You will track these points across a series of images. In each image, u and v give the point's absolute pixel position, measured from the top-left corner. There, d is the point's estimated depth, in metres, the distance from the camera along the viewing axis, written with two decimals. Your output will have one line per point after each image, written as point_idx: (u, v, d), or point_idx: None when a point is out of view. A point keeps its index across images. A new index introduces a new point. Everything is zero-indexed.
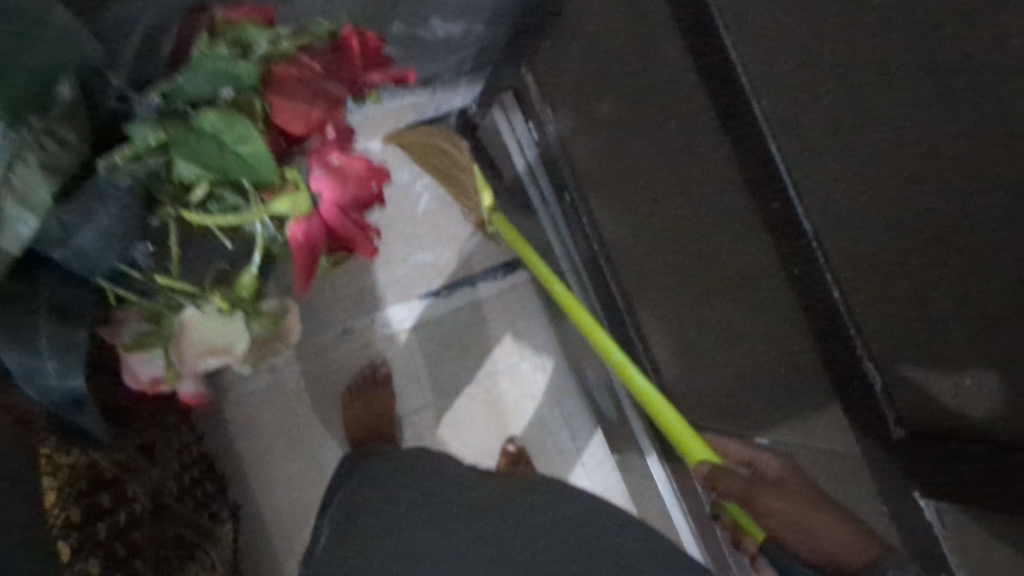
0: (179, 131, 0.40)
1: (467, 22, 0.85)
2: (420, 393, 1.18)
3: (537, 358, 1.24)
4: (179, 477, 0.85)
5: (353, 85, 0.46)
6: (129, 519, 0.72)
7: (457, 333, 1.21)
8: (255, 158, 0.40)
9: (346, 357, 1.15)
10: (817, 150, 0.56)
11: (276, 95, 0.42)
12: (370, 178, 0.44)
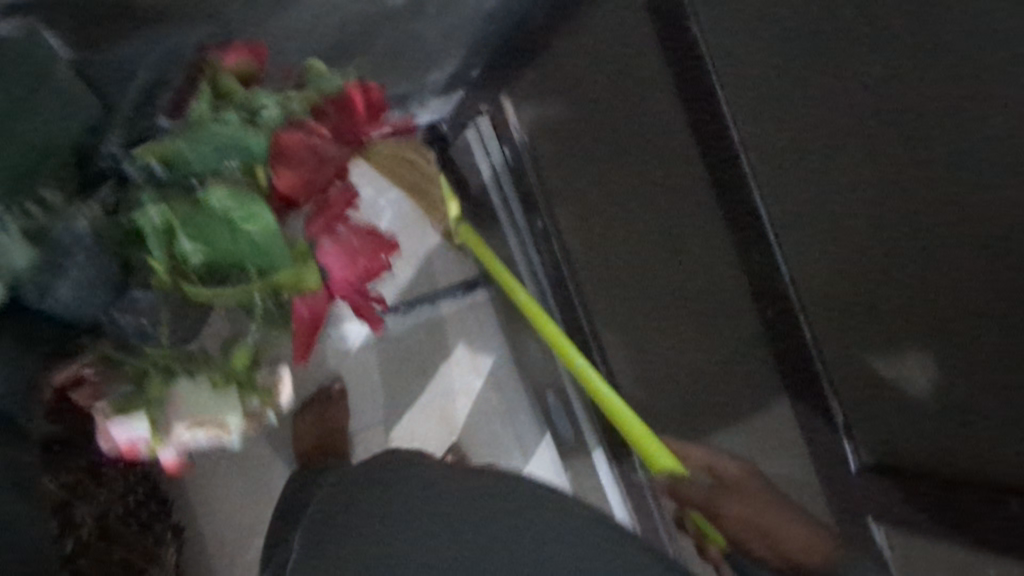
0: (185, 208, 0.41)
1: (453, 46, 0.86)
2: (374, 409, 1.17)
3: (491, 375, 1.26)
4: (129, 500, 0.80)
5: (353, 142, 0.47)
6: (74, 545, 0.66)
7: (413, 349, 1.21)
8: (269, 242, 0.42)
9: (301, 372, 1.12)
10: (796, 208, 0.62)
11: (281, 166, 0.43)
12: (379, 249, 0.47)
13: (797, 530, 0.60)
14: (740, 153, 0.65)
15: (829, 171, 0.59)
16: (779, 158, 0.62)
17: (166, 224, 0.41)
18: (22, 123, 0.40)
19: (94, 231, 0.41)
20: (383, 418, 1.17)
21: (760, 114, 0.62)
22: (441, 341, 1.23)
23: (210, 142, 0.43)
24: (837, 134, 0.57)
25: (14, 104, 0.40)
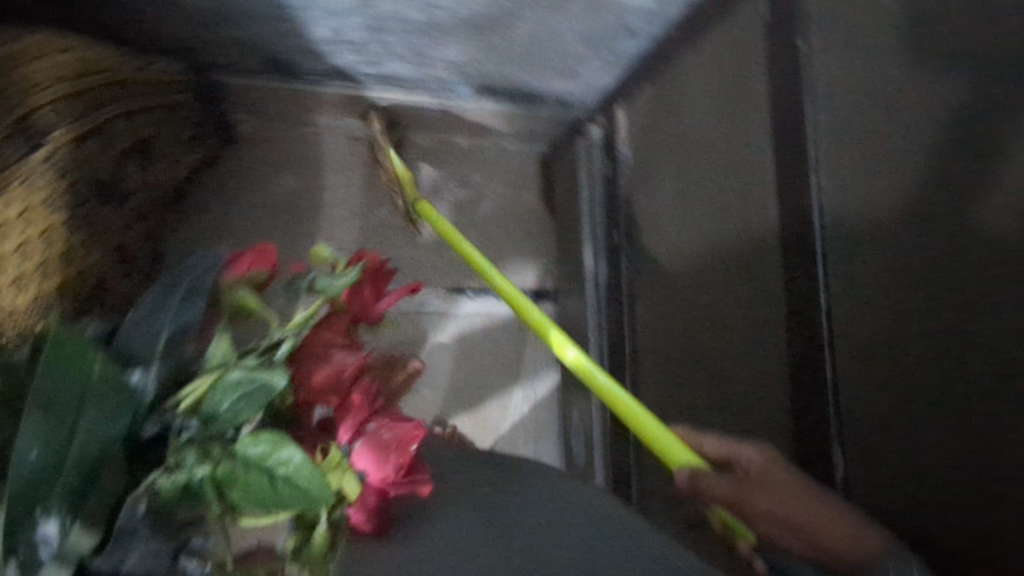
0: (228, 463, 0.31)
1: (574, 41, 0.94)
2: None
3: (530, 390, 1.12)
4: None
5: (363, 314, 0.41)
6: None
7: (458, 341, 1.08)
8: (308, 480, 0.29)
9: None
10: (851, 228, 0.59)
11: (299, 372, 0.37)
12: (414, 436, 0.37)
13: (839, 522, 0.50)
14: (811, 175, 0.63)
15: (896, 183, 0.55)
16: (849, 179, 0.59)
17: (209, 477, 0.31)
18: (76, 434, 0.30)
19: (155, 507, 0.31)
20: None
21: (843, 139, 0.60)
22: (491, 339, 1.11)
23: (235, 387, 0.33)
24: (910, 149, 0.54)
25: (63, 417, 0.30)
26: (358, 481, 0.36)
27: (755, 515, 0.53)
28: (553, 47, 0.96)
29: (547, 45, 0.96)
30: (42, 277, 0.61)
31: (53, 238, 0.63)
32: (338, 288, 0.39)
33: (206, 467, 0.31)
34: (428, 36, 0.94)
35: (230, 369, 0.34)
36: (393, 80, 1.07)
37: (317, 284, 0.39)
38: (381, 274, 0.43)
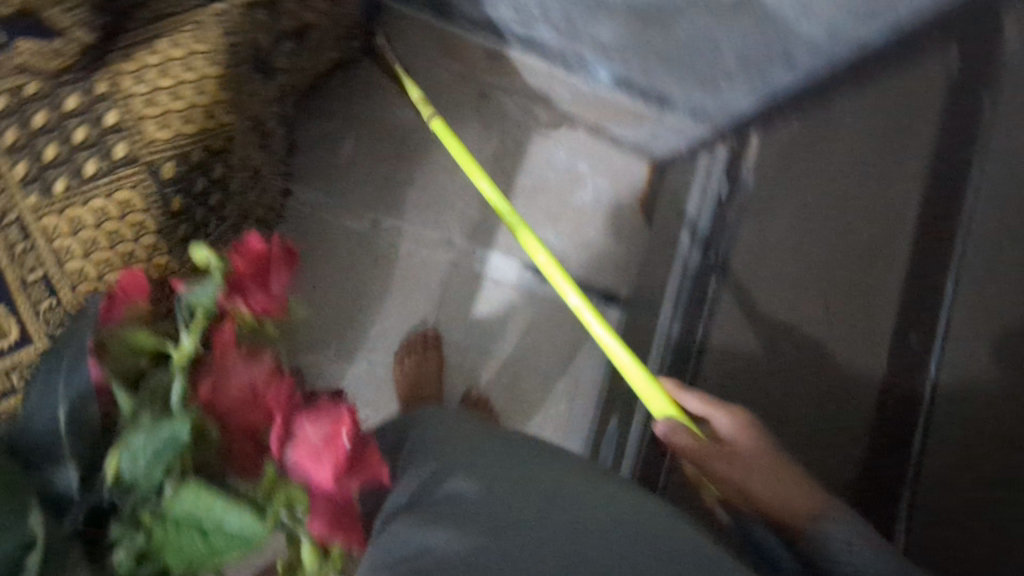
0: (165, 530, 0.36)
1: (729, 57, 0.91)
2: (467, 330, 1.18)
3: (573, 379, 1.21)
4: (264, 213, 0.91)
5: (259, 309, 0.47)
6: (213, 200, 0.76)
7: (513, 305, 1.21)
8: (243, 527, 0.35)
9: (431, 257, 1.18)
10: (983, 300, 0.57)
11: (224, 408, 0.42)
12: (341, 423, 0.40)
13: (783, 483, 0.63)
14: (956, 238, 0.60)
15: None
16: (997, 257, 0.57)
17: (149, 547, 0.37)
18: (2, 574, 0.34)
19: None
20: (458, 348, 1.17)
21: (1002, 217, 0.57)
22: (543, 314, 1.21)
23: (142, 453, 0.37)
24: None
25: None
26: (303, 487, 0.39)
27: (716, 479, 0.70)
28: (704, 58, 0.94)
29: (698, 54, 0.94)
30: (189, 120, 0.68)
31: (206, 85, 0.68)
32: (212, 299, 0.43)
33: (146, 534, 0.37)
34: (585, 14, 0.93)
35: (133, 430, 0.37)
36: (536, 47, 1.07)
37: (188, 301, 0.43)
38: (255, 259, 0.48)
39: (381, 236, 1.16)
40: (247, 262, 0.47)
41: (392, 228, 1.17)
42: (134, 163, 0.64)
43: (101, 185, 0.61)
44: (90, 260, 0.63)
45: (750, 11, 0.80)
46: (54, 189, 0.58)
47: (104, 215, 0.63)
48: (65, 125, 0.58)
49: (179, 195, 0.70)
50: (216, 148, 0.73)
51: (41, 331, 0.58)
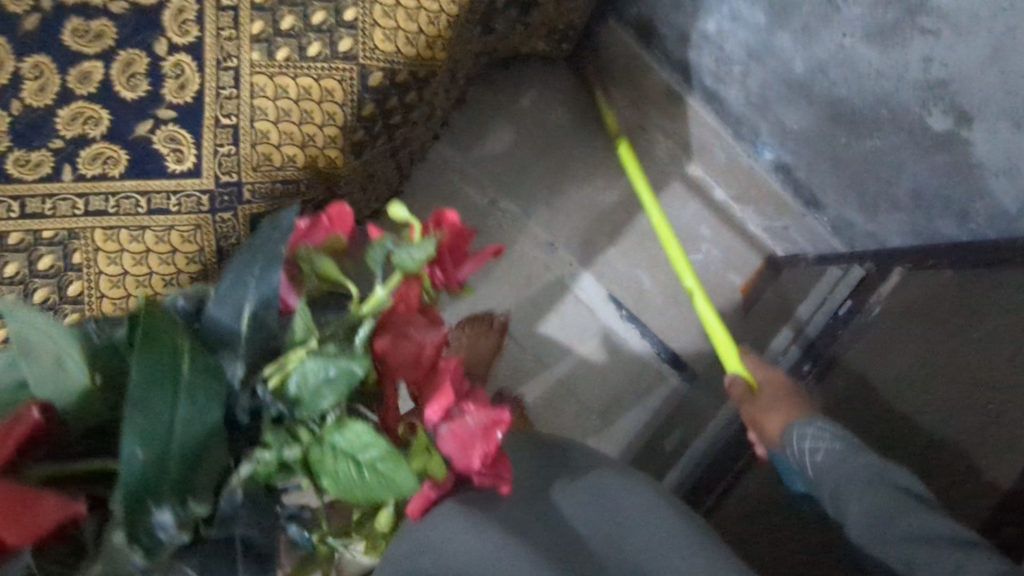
0: (323, 450, 0.36)
1: (905, 188, 0.90)
2: (529, 335, 1.16)
3: (606, 425, 1.16)
4: (415, 154, 0.91)
5: (445, 282, 0.46)
6: (394, 125, 0.75)
7: (579, 324, 1.18)
8: (402, 481, 0.35)
9: (528, 255, 1.18)
10: None
11: (388, 360, 0.40)
12: (498, 427, 0.40)
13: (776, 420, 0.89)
14: None
15: None
16: None
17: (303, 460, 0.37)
18: (171, 433, 0.33)
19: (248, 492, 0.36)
20: (518, 347, 1.16)
21: None
22: (604, 348, 1.18)
23: (316, 376, 0.36)
24: None
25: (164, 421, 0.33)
26: (441, 463, 0.41)
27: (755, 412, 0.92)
28: (876, 183, 0.94)
29: (872, 177, 0.93)
30: (413, 43, 0.69)
31: (439, 20, 0.69)
32: (418, 265, 0.41)
33: (301, 449, 0.36)
34: (786, 93, 0.93)
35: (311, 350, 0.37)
36: (716, 103, 1.09)
37: (396, 258, 0.41)
38: (454, 236, 0.47)
39: (491, 219, 1.16)
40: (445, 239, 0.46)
41: (507, 214, 1.17)
42: (348, 58, 0.66)
43: (310, 63, 0.66)
44: (276, 127, 0.66)
45: (951, 151, 0.80)
46: (277, 54, 0.65)
47: (307, 93, 0.66)
48: (307, 6, 0.65)
49: (372, 107, 0.70)
50: (420, 77, 0.72)
51: (212, 169, 0.65)
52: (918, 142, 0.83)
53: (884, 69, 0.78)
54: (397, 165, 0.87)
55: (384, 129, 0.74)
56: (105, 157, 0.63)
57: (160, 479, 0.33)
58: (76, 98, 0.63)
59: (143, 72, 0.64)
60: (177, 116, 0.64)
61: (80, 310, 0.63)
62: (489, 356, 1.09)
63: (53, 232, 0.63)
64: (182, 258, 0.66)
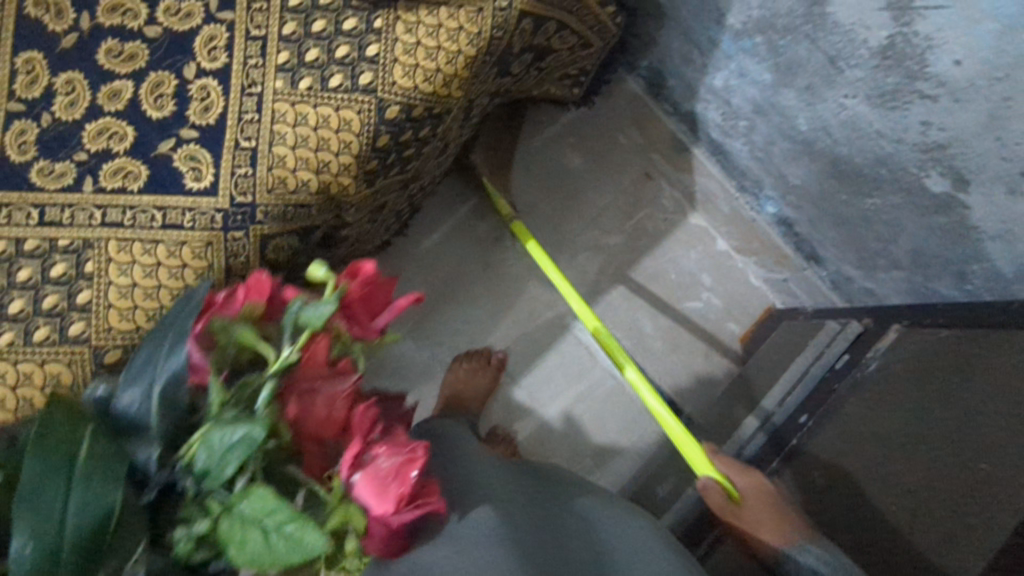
0: (227, 518, 0.36)
1: (904, 246, 0.92)
2: (526, 371, 1.18)
3: (600, 467, 1.16)
4: (426, 186, 0.93)
5: (359, 332, 0.48)
6: (408, 155, 0.77)
7: (577, 363, 1.19)
8: (305, 538, 0.34)
9: (531, 292, 1.19)
10: None
11: (298, 415, 0.42)
12: (412, 464, 0.41)
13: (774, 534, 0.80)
14: None
15: None
16: None
17: (211, 531, 0.36)
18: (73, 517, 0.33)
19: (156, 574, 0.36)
20: (513, 384, 1.17)
21: None
22: (601, 390, 1.18)
23: (219, 444, 0.37)
24: None
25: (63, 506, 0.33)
26: (362, 515, 0.39)
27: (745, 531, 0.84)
28: (875, 240, 0.96)
29: (872, 234, 0.95)
30: (430, 79, 0.71)
31: (459, 59, 0.72)
32: (323, 319, 0.42)
33: (207, 522, 0.36)
34: (791, 149, 0.96)
35: (214, 423, 0.38)
36: (723, 153, 1.12)
37: (301, 316, 0.43)
38: (367, 284, 0.48)
39: (497, 255, 1.19)
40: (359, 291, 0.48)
41: (511, 252, 1.19)
42: (368, 90, 0.69)
43: (329, 93, 0.68)
44: (293, 152, 0.68)
45: (949, 214, 0.81)
46: (300, 84, 0.68)
47: (325, 121, 0.68)
48: (332, 40, 0.68)
49: (387, 137, 0.72)
50: (435, 111, 0.74)
51: (228, 189, 0.67)
52: (917, 202, 0.84)
53: (883, 131, 0.80)
54: (408, 195, 0.89)
55: (397, 158, 0.76)
56: (127, 172, 0.65)
57: (56, 566, 0.32)
58: (103, 114, 0.66)
59: (171, 93, 0.67)
60: (200, 136, 0.67)
61: (87, 317, 0.64)
62: (479, 396, 1.09)
63: (70, 241, 0.65)
64: (191, 273, 0.67)
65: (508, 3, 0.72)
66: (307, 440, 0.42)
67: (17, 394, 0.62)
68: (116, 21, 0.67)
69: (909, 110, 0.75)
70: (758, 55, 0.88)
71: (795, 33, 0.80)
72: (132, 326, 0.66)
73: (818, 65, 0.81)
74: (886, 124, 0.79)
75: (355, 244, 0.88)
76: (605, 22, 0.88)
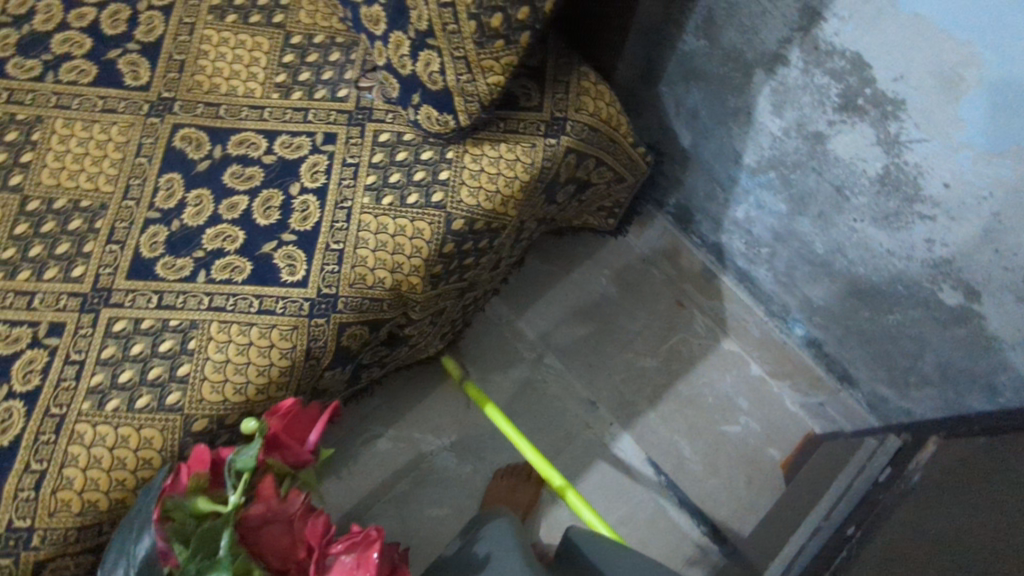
0: None
1: (930, 361, 0.96)
2: (566, 489, 1.18)
3: None
4: (476, 299, 1.04)
5: (294, 458, 0.59)
6: (463, 264, 0.89)
7: (617, 484, 1.18)
8: None
9: (570, 409, 1.23)
10: None
11: (260, 546, 0.53)
12: (368, 547, 0.53)
13: None
14: None
15: None
16: None
17: None
18: None
19: None
20: (553, 502, 1.17)
21: None
22: (641, 511, 1.16)
23: None
24: None
25: None
26: None
27: None
28: (900, 356, 1.01)
29: (896, 351, 1.01)
30: (491, 199, 0.84)
31: (515, 183, 0.85)
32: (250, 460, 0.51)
33: None
34: (811, 272, 1.05)
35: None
36: (750, 280, 1.21)
37: (235, 463, 0.51)
38: (285, 417, 0.59)
39: (538, 374, 1.25)
40: (282, 422, 0.59)
41: (552, 370, 1.26)
42: (438, 206, 0.82)
43: (406, 208, 0.82)
44: (372, 255, 0.80)
45: (968, 325, 0.87)
46: (383, 200, 0.82)
47: (401, 231, 0.81)
48: (411, 167, 0.83)
49: (451, 246, 0.84)
50: (491, 227, 0.87)
51: (317, 282, 0.78)
52: (934, 316, 0.91)
53: (892, 249, 0.89)
54: (458, 307, 0.99)
55: (454, 264, 0.87)
56: (234, 267, 0.78)
57: None
58: (222, 221, 0.80)
59: (277, 205, 0.81)
60: (297, 239, 0.80)
61: (184, 388, 0.74)
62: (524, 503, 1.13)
63: (179, 322, 0.76)
64: (276, 352, 0.76)
65: (558, 140, 0.87)
66: (274, 557, 0.53)
67: (113, 453, 0.71)
68: (242, 151, 0.84)
69: (913, 230, 0.85)
70: (773, 188, 1.00)
71: (802, 166, 0.93)
72: (220, 398, 0.74)
73: (826, 192, 0.92)
74: (893, 243, 0.88)
75: (409, 349, 0.97)
76: (638, 160, 1.02)
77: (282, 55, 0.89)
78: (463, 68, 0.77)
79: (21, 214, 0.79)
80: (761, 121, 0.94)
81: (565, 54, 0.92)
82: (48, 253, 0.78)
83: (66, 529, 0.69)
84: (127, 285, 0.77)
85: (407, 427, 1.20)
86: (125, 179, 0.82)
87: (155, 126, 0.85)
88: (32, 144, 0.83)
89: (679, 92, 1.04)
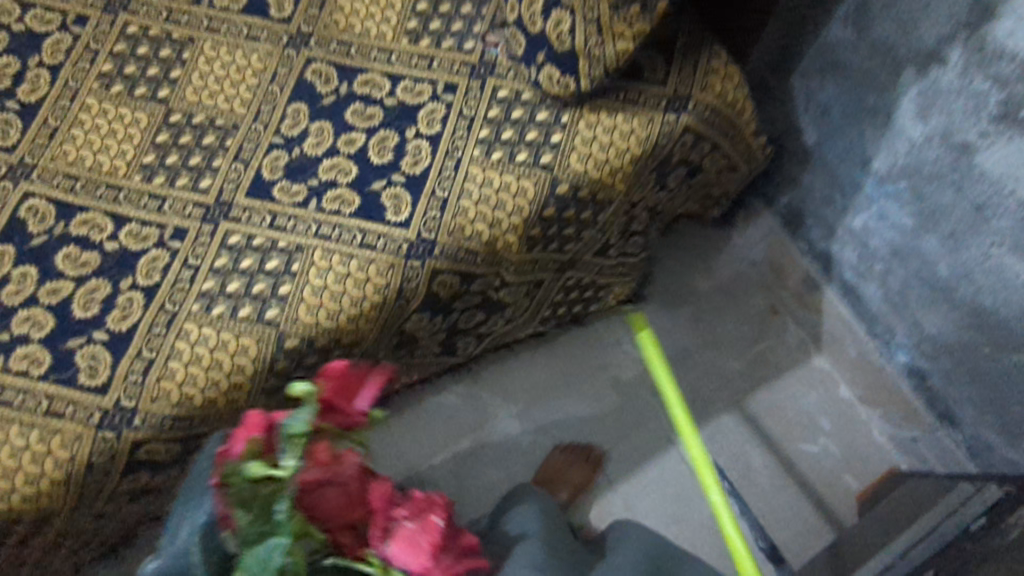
0: None
1: None
2: (623, 474, 1.16)
3: None
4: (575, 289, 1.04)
5: (343, 420, 0.57)
6: (562, 236, 0.89)
7: (676, 483, 1.15)
8: None
9: (642, 397, 1.21)
10: None
11: (321, 509, 0.55)
12: (428, 515, 0.59)
13: None
14: None
15: None
16: None
17: None
18: None
19: None
20: (610, 488, 1.15)
21: None
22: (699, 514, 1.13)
23: None
24: None
25: None
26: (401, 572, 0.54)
27: None
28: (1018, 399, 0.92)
29: (1014, 393, 0.92)
30: (600, 165, 0.83)
31: (625, 156, 0.84)
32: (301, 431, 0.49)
33: None
34: (928, 297, 0.98)
35: None
36: (855, 297, 1.14)
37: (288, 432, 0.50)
38: (334, 381, 0.56)
39: (614, 358, 1.24)
40: (331, 385, 0.56)
41: (628, 355, 1.24)
42: (547, 169, 0.82)
43: (515, 166, 0.82)
44: (474, 207, 0.81)
45: None
46: (492, 155, 0.82)
47: (506, 187, 0.82)
48: (525, 127, 0.83)
49: (552, 209, 0.83)
50: (594, 196, 0.85)
51: (418, 225, 0.80)
52: None
53: None
54: (553, 289, 1.00)
55: (552, 229, 0.86)
56: (343, 200, 0.81)
57: None
58: (339, 154, 0.83)
59: (391, 146, 0.83)
60: (406, 181, 0.82)
61: (282, 306, 0.78)
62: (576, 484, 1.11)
63: (288, 244, 0.80)
64: (370, 287, 0.79)
65: (677, 120, 0.85)
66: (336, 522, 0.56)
67: (212, 356, 0.76)
68: (366, 91, 0.87)
69: None
70: (901, 199, 0.93)
71: (938, 178, 0.86)
72: (314, 320, 0.78)
73: (964, 210, 0.85)
74: None
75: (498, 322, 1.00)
76: (756, 150, 0.98)
77: (416, 3, 0.91)
78: (594, 31, 0.75)
79: (163, 126, 0.86)
80: (901, 124, 0.87)
81: (698, 32, 0.89)
82: (182, 163, 0.84)
83: (163, 417, 0.74)
84: (246, 203, 0.82)
85: (476, 385, 1.22)
86: (257, 103, 0.87)
87: (291, 58, 0.89)
88: (182, 62, 0.89)
89: (813, 89, 0.98)
